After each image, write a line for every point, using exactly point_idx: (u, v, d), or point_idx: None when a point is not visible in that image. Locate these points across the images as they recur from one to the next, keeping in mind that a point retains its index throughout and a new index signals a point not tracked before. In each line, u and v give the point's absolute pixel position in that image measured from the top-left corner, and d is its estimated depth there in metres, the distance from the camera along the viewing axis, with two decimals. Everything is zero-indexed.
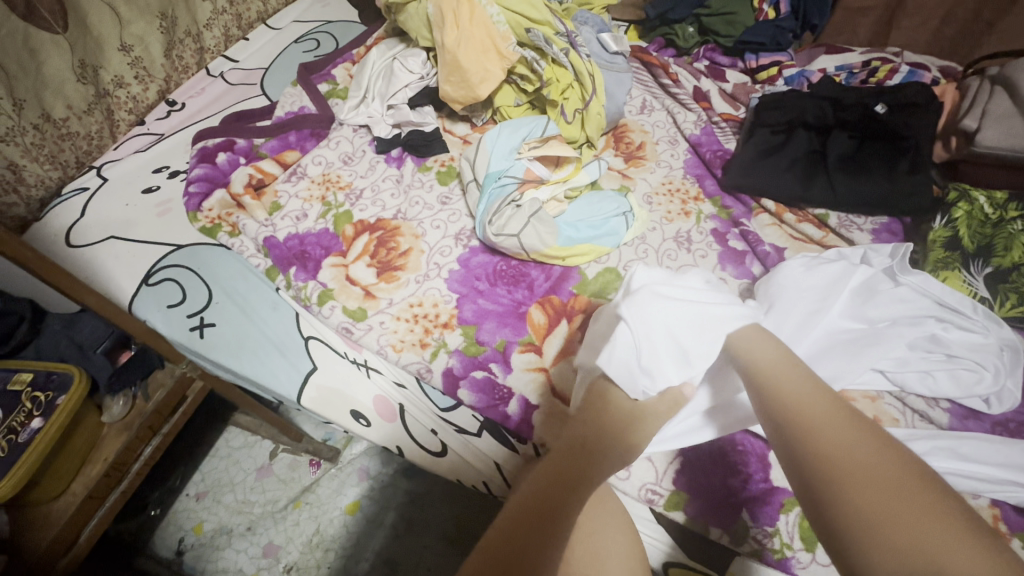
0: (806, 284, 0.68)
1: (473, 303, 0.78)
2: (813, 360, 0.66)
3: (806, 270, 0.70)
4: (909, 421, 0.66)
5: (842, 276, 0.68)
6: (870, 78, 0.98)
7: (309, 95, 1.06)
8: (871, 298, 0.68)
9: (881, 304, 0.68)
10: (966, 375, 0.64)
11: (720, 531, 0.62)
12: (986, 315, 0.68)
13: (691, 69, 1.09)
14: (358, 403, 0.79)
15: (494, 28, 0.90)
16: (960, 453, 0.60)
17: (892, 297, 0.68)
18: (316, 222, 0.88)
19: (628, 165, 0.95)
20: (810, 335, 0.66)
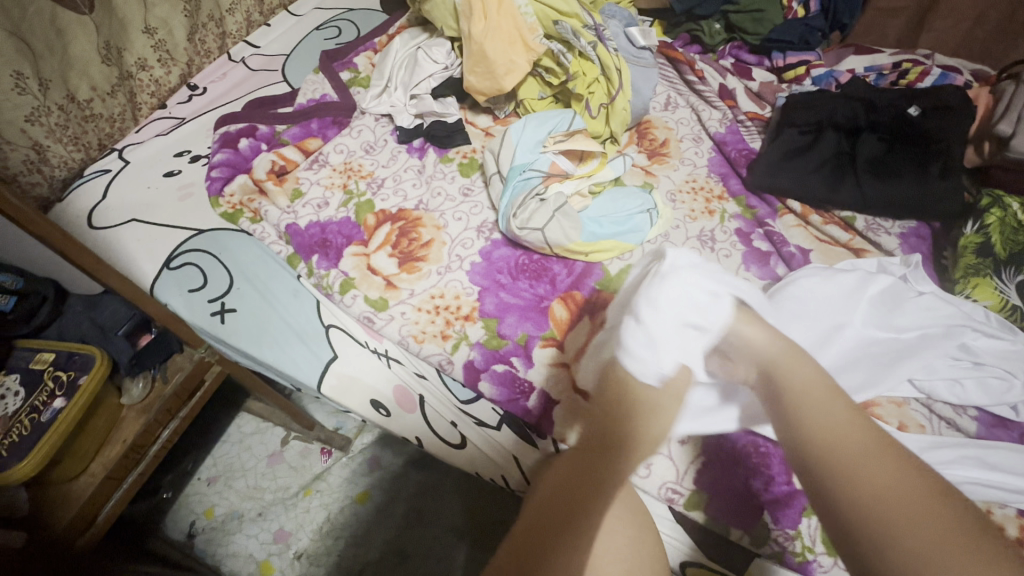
0: (830, 294, 0.67)
1: (495, 296, 0.77)
2: (841, 368, 0.65)
3: (830, 277, 0.69)
4: (937, 427, 0.65)
5: (866, 285, 0.68)
6: (900, 80, 0.96)
7: (331, 82, 1.06)
8: (897, 306, 0.68)
9: (907, 313, 0.67)
10: (995, 383, 0.64)
11: (741, 532, 0.62)
12: (1000, 324, 0.68)
13: (716, 66, 1.07)
14: (376, 394, 0.79)
15: (521, 19, 0.89)
16: (987, 462, 0.59)
17: (919, 306, 0.68)
18: (338, 210, 0.88)
19: (652, 161, 0.94)
20: (837, 345, 0.66)
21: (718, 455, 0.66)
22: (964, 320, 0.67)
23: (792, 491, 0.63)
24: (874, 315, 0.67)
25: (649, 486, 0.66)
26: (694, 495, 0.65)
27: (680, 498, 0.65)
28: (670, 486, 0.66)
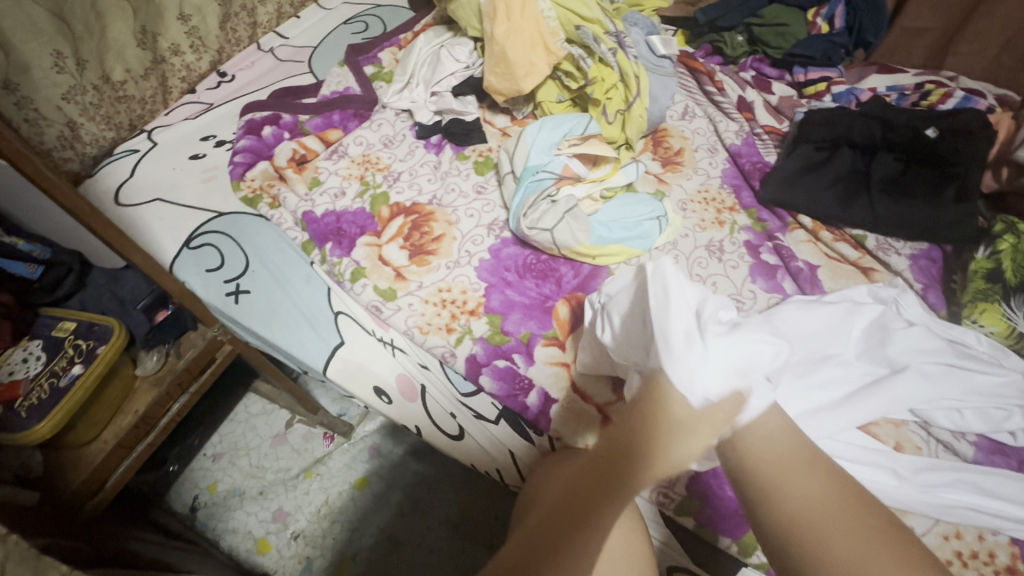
0: (805, 327, 0.67)
1: (501, 293, 0.79)
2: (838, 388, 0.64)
3: (805, 309, 0.69)
4: (933, 450, 0.64)
5: (844, 318, 0.68)
6: (922, 101, 0.96)
7: (355, 76, 1.08)
8: (887, 338, 0.67)
9: (897, 344, 0.66)
10: (995, 413, 0.64)
11: (729, 541, 0.63)
12: (991, 345, 0.69)
13: (736, 78, 1.07)
14: (379, 381, 0.81)
15: (544, 23, 0.90)
16: (982, 488, 0.59)
17: (914, 333, 0.67)
18: (354, 201, 0.90)
19: (665, 169, 0.95)
20: (825, 373, 0.65)
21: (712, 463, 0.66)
22: (959, 350, 0.67)
23: None
24: (863, 348, 0.67)
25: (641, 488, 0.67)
26: (685, 502, 0.65)
27: (671, 503, 0.66)
28: (662, 490, 0.66)
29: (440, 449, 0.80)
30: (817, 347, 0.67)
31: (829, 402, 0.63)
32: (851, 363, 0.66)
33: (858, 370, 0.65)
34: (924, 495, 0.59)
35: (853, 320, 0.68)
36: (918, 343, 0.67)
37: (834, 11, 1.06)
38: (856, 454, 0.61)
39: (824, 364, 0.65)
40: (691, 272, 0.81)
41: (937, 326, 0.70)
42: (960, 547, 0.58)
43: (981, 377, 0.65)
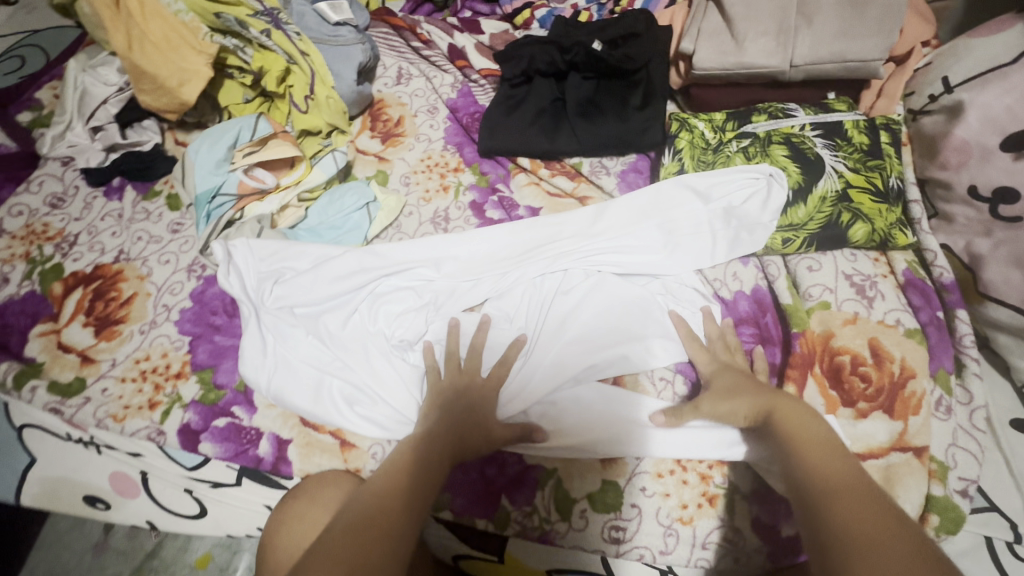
0: (519, 296, 0.69)
1: (209, 342, 0.70)
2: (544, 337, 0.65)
3: (507, 290, 0.69)
4: (655, 385, 0.63)
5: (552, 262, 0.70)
6: (616, 7, 0.93)
7: (4, 129, 0.90)
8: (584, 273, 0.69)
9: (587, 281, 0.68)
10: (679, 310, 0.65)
11: (485, 521, 0.62)
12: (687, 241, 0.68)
13: (443, 25, 0.99)
14: (91, 488, 0.67)
15: (176, 20, 0.78)
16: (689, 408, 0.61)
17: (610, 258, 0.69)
18: (20, 285, 0.75)
19: (385, 145, 0.87)
20: (543, 317, 0.67)
21: None
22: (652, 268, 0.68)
23: (523, 468, 0.62)
24: (570, 283, 0.69)
25: None
26: (438, 497, 0.63)
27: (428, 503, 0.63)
28: None
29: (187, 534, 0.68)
30: (653, 200, 0.70)
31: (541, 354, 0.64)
32: (557, 296, 0.68)
33: (561, 302, 0.67)
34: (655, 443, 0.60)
35: (707, 192, 0.69)
36: (778, 198, 0.66)
37: None
38: (575, 405, 0.62)
39: (539, 308, 0.67)
40: (414, 247, 0.73)
41: (763, 182, 0.67)
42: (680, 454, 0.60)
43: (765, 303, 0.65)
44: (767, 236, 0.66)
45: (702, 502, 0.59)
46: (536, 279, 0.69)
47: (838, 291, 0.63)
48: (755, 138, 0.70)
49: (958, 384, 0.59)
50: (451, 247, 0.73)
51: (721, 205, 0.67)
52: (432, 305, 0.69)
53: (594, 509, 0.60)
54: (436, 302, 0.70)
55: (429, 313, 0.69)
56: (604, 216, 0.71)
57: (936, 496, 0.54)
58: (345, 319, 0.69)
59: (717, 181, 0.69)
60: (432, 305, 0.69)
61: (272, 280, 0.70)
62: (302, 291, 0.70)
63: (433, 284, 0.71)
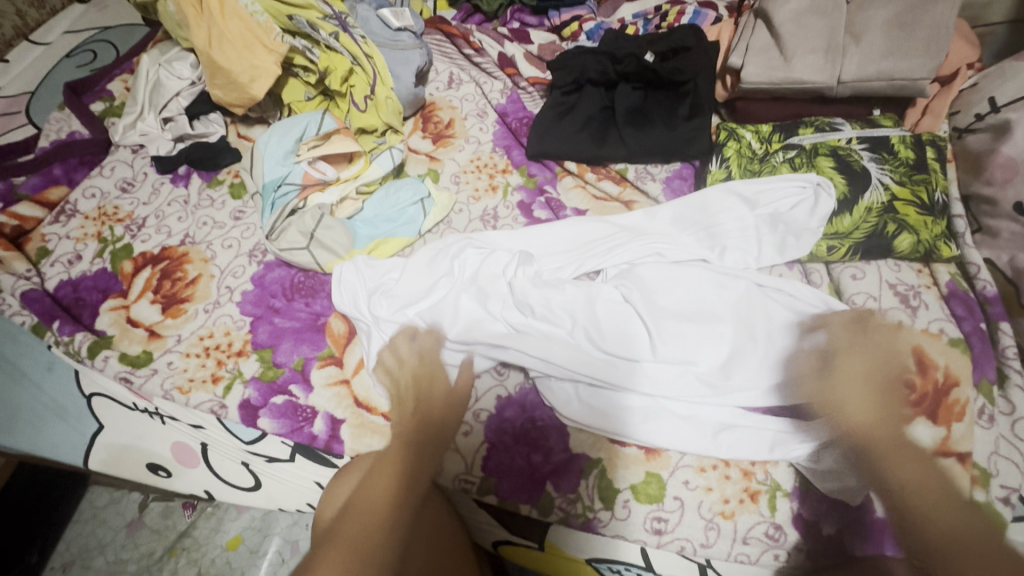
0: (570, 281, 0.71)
1: (268, 323, 0.73)
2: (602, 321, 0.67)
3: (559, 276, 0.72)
4: None
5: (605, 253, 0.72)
6: (663, 23, 0.96)
7: (79, 118, 0.96)
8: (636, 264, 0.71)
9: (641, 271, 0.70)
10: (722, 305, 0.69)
11: (530, 507, 0.63)
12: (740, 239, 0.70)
13: (493, 34, 1.03)
14: (153, 456, 0.70)
15: (251, 19, 0.82)
16: None
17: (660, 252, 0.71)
18: (92, 262, 0.80)
19: (436, 146, 0.91)
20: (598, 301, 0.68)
21: (499, 436, 0.65)
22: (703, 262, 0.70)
23: (568, 456, 0.64)
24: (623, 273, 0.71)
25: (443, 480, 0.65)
26: (484, 481, 0.64)
27: (473, 487, 0.64)
28: (462, 477, 0.64)
29: (241, 504, 0.72)
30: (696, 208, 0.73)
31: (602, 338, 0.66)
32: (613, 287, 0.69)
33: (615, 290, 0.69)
34: (711, 442, 0.61)
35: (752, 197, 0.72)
36: (823, 203, 0.68)
37: None
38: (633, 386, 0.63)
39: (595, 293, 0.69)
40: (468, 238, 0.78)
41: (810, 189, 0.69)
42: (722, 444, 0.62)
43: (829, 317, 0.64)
44: (813, 242, 0.68)
45: (745, 497, 0.60)
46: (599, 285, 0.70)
47: (882, 299, 0.65)
48: (801, 150, 0.73)
49: (1000, 394, 0.60)
50: (507, 239, 0.77)
51: (768, 211, 0.70)
52: (488, 286, 0.71)
53: (637, 499, 0.61)
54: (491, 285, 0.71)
55: (482, 294, 0.71)
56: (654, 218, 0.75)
57: (979, 502, 0.55)
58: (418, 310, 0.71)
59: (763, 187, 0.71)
60: (488, 286, 0.71)
61: (363, 271, 0.74)
62: (367, 279, 0.74)
63: (488, 268, 0.73)
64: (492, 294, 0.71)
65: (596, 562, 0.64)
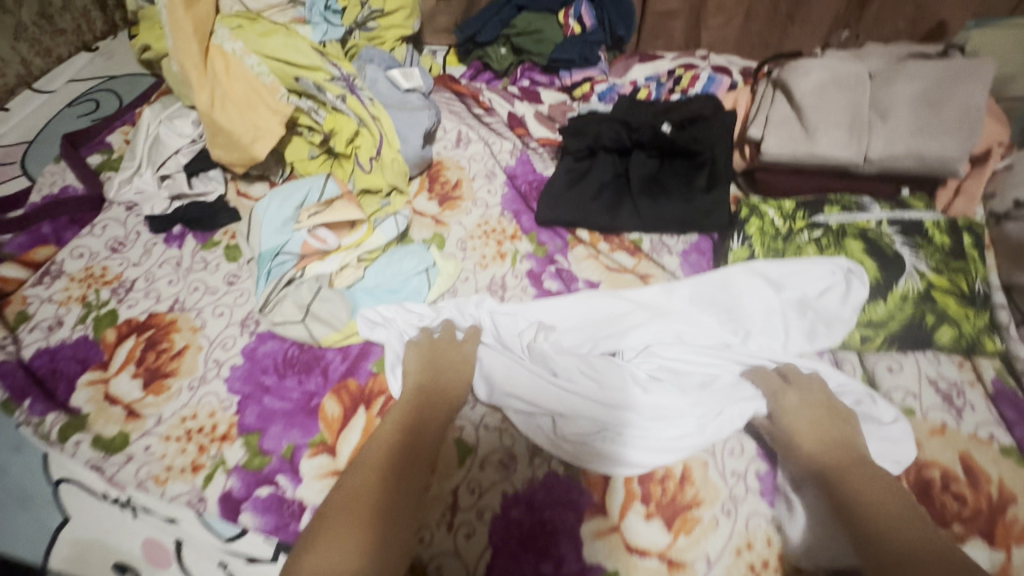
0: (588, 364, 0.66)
1: (257, 403, 0.68)
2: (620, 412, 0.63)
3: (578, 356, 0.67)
4: (725, 479, 0.61)
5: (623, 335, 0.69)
6: (676, 87, 0.94)
7: (73, 171, 0.93)
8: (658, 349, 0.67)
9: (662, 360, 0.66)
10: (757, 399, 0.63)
11: None
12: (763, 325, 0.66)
13: (503, 93, 1.02)
14: (121, 555, 0.62)
15: (257, 80, 0.79)
16: (765, 515, 0.58)
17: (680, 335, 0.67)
18: (73, 329, 0.75)
19: (443, 209, 0.88)
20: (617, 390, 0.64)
21: (504, 540, 0.59)
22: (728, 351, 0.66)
23: (582, 568, 0.57)
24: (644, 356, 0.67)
25: None
26: None
27: None
28: None
29: None
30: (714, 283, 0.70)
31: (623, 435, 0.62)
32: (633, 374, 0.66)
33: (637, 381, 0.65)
34: (733, 554, 0.56)
35: (777, 275, 0.67)
36: (857, 292, 0.64)
37: (581, 10, 1.01)
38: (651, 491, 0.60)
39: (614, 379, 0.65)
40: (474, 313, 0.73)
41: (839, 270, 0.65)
42: (752, 559, 0.56)
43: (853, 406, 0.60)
44: (845, 331, 0.64)
45: None
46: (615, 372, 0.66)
47: (922, 397, 0.60)
48: (827, 229, 0.70)
49: None
50: (519, 313, 0.73)
51: (795, 295, 0.66)
52: (499, 368, 0.67)
53: None
54: (504, 364, 0.67)
55: (492, 375, 0.67)
56: (672, 293, 0.71)
57: None
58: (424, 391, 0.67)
59: (785, 267, 0.68)
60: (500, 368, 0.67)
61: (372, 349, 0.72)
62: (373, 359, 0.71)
63: (501, 348, 0.70)
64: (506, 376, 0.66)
65: None
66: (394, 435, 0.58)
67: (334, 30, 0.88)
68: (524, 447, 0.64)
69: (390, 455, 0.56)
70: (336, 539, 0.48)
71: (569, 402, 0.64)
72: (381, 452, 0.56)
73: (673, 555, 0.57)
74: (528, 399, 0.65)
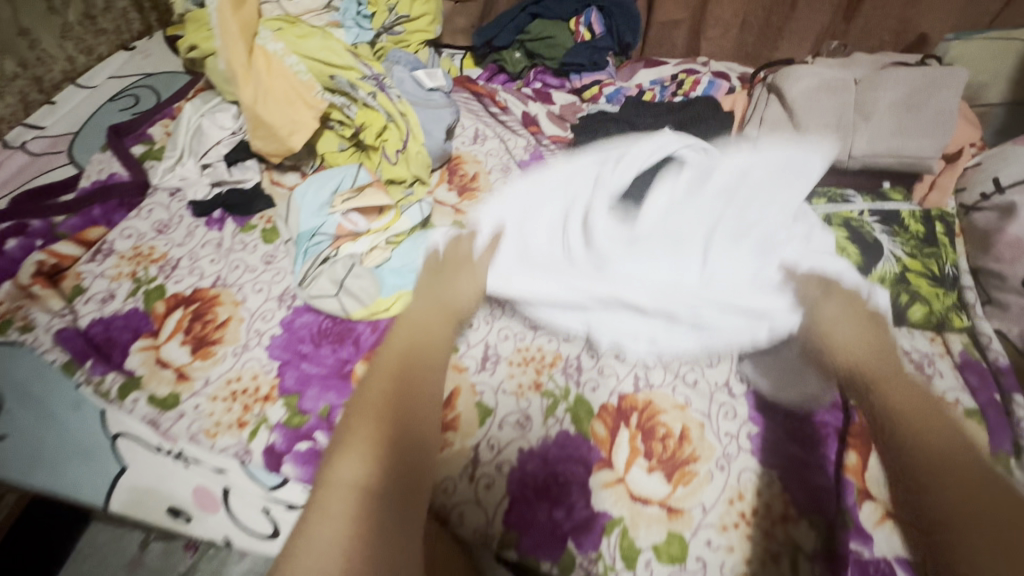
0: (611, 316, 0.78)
1: (296, 369, 0.75)
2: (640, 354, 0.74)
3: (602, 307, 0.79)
4: (720, 439, 0.68)
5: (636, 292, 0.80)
6: (679, 90, 1.02)
7: (119, 159, 1.00)
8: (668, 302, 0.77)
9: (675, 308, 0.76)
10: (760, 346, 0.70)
11: (550, 565, 0.63)
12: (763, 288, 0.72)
13: (518, 95, 1.09)
14: (174, 499, 0.69)
15: (295, 78, 0.87)
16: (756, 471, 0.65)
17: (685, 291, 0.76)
18: (125, 301, 0.82)
19: (462, 199, 0.95)
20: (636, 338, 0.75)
21: (521, 490, 0.66)
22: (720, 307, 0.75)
23: (591, 514, 0.64)
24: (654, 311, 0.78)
25: (464, 534, 0.65)
26: (505, 537, 0.64)
27: (494, 542, 0.64)
28: (483, 531, 0.65)
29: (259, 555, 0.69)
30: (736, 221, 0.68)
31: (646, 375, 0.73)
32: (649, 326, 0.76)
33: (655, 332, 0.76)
34: (726, 502, 0.63)
35: None
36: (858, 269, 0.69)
37: (591, 19, 1.10)
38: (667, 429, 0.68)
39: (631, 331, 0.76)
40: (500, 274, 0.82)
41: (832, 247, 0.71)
42: (743, 508, 0.63)
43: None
44: None
45: (766, 559, 0.60)
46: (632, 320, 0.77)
47: (897, 367, 0.67)
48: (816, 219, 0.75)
49: None
50: (542, 277, 0.83)
51: None
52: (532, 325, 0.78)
53: (659, 560, 0.61)
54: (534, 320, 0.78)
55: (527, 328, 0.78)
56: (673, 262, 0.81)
57: None
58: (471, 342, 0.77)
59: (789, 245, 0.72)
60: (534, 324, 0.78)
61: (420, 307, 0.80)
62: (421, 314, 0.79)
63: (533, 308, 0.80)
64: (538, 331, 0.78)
65: None
66: (385, 396, 0.51)
67: (364, 33, 0.98)
68: (539, 409, 0.71)
69: (384, 416, 0.49)
70: (338, 510, 0.41)
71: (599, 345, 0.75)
72: (376, 404, 0.50)
73: (672, 504, 0.64)
74: (562, 348, 0.76)
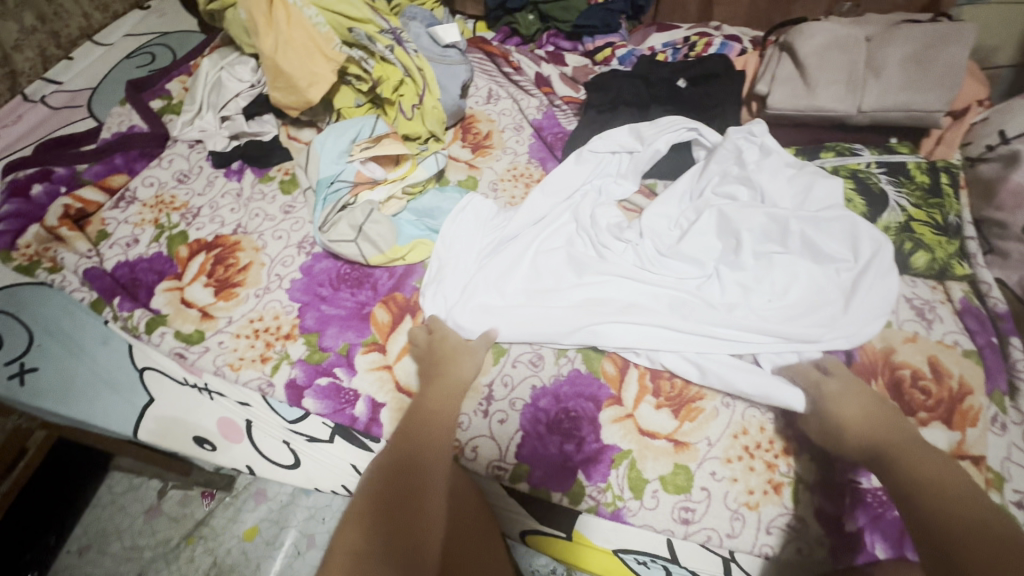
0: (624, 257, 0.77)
1: (315, 310, 0.77)
2: (651, 292, 0.74)
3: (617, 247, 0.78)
4: None
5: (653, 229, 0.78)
6: (691, 52, 1.03)
7: (138, 112, 1.01)
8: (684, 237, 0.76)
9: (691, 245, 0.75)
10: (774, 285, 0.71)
11: (561, 495, 0.65)
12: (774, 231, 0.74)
13: (531, 56, 1.10)
14: (199, 429, 0.75)
15: (314, 30, 0.88)
16: (761, 409, 0.68)
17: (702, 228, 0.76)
18: (148, 246, 0.84)
19: (475, 155, 0.96)
20: (649, 276, 0.75)
21: (533, 425, 0.69)
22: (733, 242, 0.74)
23: (600, 447, 0.67)
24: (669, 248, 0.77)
25: (477, 466, 0.68)
26: (518, 468, 0.67)
27: (506, 473, 0.67)
28: (496, 463, 0.67)
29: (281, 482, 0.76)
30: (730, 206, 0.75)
31: (658, 311, 0.73)
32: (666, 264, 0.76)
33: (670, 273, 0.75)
34: (730, 436, 0.66)
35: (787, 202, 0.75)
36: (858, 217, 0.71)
37: None
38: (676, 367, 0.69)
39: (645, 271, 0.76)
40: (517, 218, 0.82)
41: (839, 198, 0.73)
42: (747, 442, 0.66)
43: (851, 281, 0.69)
44: None
45: (768, 488, 0.63)
46: (649, 257, 0.76)
47: (899, 312, 0.69)
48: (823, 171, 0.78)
49: (1011, 404, 0.64)
50: (556, 216, 0.82)
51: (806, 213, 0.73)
52: (546, 263, 0.78)
53: (665, 490, 0.64)
54: (548, 259, 0.78)
55: (541, 266, 0.78)
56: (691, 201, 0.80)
57: (993, 504, 0.58)
58: (486, 277, 0.78)
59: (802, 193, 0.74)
60: (548, 261, 0.78)
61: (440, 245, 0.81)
62: (440, 253, 0.81)
63: (548, 246, 0.80)
64: (553, 271, 0.78)
65: (622, 553, 0.68)
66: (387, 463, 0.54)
67: None
68: (551, 351, 0.74)
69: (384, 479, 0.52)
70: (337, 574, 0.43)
71: (611, 284, 0.75)
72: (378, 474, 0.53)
73: (678, 437, 0.67)
74: (575, 286, 0.76)
